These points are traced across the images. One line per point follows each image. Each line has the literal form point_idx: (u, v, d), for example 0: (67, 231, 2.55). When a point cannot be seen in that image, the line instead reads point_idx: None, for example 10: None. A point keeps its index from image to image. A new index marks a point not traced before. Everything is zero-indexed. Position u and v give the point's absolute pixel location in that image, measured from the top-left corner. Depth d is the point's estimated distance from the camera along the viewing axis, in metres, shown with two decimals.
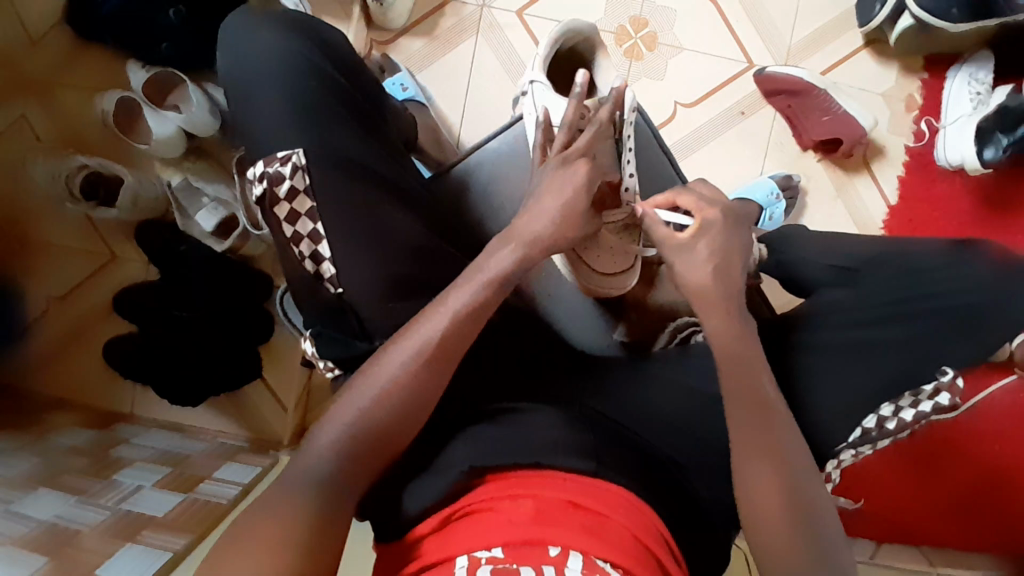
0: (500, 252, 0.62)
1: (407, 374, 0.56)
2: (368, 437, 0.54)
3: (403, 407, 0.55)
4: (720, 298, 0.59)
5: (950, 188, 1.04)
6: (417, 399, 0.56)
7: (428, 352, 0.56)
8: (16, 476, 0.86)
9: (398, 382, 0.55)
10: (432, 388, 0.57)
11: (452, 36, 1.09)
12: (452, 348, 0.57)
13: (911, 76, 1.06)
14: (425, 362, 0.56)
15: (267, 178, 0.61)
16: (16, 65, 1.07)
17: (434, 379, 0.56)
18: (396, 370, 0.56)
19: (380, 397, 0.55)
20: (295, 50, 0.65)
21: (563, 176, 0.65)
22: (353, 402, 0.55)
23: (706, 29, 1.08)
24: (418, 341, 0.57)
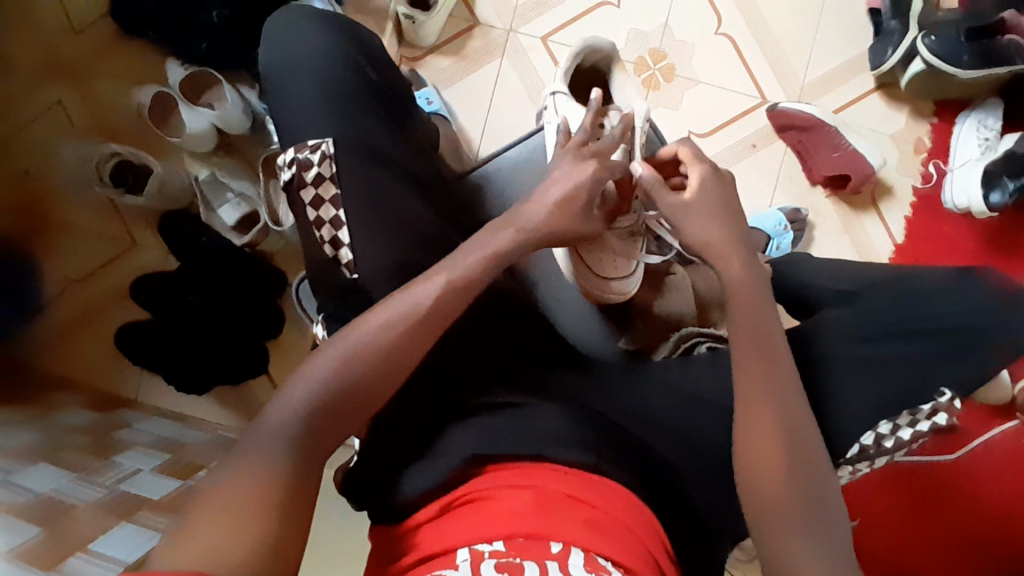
0: (497, 232, 0.64)
1: (387, 336, 0.56)
2: (342, 396, 0.54)
3: (382, 366, 0.56)
4: (757, 312, 0.63)
5: (956, 230, 1.06)
6: (397, 362, 0.56)
7: (414, 317, 0.57)
8: (18, 449, 0.86)
9: (380, 340, 0.56)
10: (413, 353, 0.57)
11: (479, 56, 1.13)
12: (439, 316, 0.58)
13: (921, 120, 1.09)
14: (410, 325, 0.57)
15: (297, 163, 0.63)
16: (60, 57, 1.13)
17: (415, 344, 0.57)
18: (379, 331, 0.56)
19: (361, 352, 0.56)
20: (332, 47, 0.68)
21: (579, 170, 0.68)
22: (331, 358, 0.55)
23: (722, 64, 1.12)
24: (406, 303, 0.58)
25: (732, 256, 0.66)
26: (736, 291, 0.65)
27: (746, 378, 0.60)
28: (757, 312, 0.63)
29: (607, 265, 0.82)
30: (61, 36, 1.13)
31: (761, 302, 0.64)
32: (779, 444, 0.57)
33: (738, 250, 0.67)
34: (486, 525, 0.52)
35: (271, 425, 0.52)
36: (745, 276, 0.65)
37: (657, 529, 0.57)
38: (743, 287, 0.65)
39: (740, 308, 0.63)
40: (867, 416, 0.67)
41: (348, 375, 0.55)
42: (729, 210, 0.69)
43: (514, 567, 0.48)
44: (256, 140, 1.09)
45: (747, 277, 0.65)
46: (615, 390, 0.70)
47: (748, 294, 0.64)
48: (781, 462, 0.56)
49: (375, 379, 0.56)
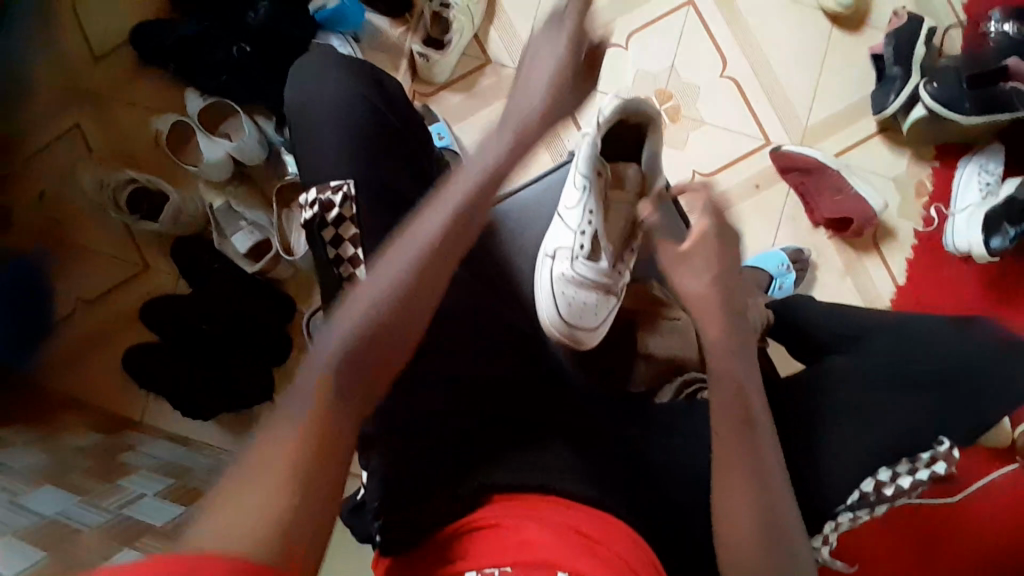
0: (494, 142, 0.58)
1: (422, 264, 0.52)
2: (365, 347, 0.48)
3: (417, 291, 0.52)
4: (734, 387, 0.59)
5: (958, 273, 1.08)
6: (423, 296, 0.52)
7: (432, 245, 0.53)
8: (27, 470, 0.88)
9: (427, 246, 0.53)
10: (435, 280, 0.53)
11: (489, 94, 1.16)
12: (453, 245, 0.54)
13: (922, 164, 1.11)
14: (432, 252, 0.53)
15: (319, 204, 0.66)
16: (79, 82, 1.15)
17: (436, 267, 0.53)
18: (406, 264, 0.52)
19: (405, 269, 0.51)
20: (354, 91, 0.71)
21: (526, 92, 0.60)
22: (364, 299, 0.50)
23: (728, 107, 1.15)
24: (445, 208, 0.54)
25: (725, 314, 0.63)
26: (724, 351, 0.61)
27: (725, 432, 0.57)
28: (743, 380, 0.60)
29: (583, 312, 0.78)
30: (81, 62, 1.15)
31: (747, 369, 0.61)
32: (760, 507, 0.54)
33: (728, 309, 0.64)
34: (501, 548, 0.54)
35: (298, 387, 0.46)
36: (733, 339, 0.62)
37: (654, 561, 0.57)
38: (730, 349, 0.62)
39: (733, 375, 0.60)
40: (867, 462, 0.68)
41: (387, 310, 0.50)
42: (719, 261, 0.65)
43: None
44: (271, 169, 1.12)
45: (732, 338, 0.62)
46: (616, 428, 0.71)
47: (734, 360, 0.61)
48: (774, 504, 0.54)
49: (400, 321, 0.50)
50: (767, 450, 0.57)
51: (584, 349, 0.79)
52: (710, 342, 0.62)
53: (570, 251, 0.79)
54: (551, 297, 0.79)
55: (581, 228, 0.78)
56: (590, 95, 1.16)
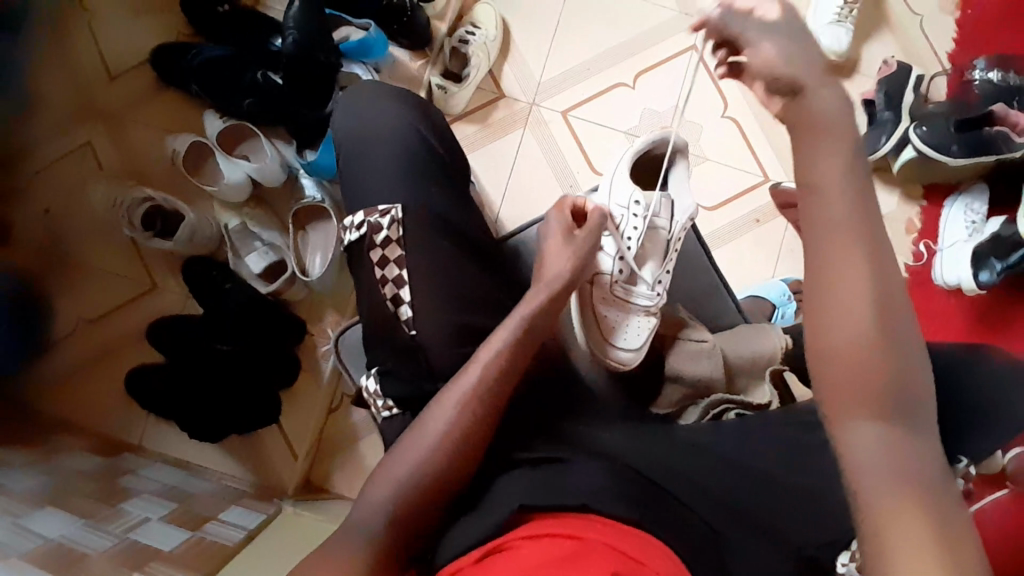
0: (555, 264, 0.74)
1: (455, 427, 0.61)
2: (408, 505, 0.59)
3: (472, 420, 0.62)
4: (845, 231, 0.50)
5: (948, 306, 1.14)
6: (464, 441, 0.61)
7: (470, 400, 0.62)
8: (27, 492, 0.84)
9: (483, 379, 0.63)
10: (471, 437, 0.62)
11: (503, 125, 1.21)
12: (493, 395, 0.63)
13: (911, 202, 1.18)
14: (468, 410, 0.62)
15: (368, 225, 0.68)
16: (96, 103, 1.16)
17: (472, 431, 0.62)
18: (448, 419, 0.62)
19: (460, 410, 0.62)
20: (400, 116, 0.73)
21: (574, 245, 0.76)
22: (415, 448, 0.61)
23: (730, 146, 1.21)
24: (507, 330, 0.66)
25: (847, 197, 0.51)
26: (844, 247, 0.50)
27: (836, 350, 0.49)
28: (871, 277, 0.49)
29: (621, 334, 0.84)
30: (100, 83, 1.16)
31: (879, 260, 0.49)
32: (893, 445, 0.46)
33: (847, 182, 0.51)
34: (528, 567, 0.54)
35: (384, 476, 0.61)
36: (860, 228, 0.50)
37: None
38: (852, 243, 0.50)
39: (851, 274, 0.49)
40: None
41: (456, 437, 0.61)
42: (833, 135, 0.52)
43: None
44: (288, 192, 1.13)
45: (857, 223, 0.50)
46: (642, 445, 0.73)
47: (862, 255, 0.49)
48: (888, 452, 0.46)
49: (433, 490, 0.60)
50: (890, 374, 0.48)
51: (625, 369, 0.83)
52: (821, 246, 0.50)
53: (610, 277, 0.86)
54: (596, 322, 0.85)
55: (619, 254, 0.85)
56: (600, 130, 1.21)
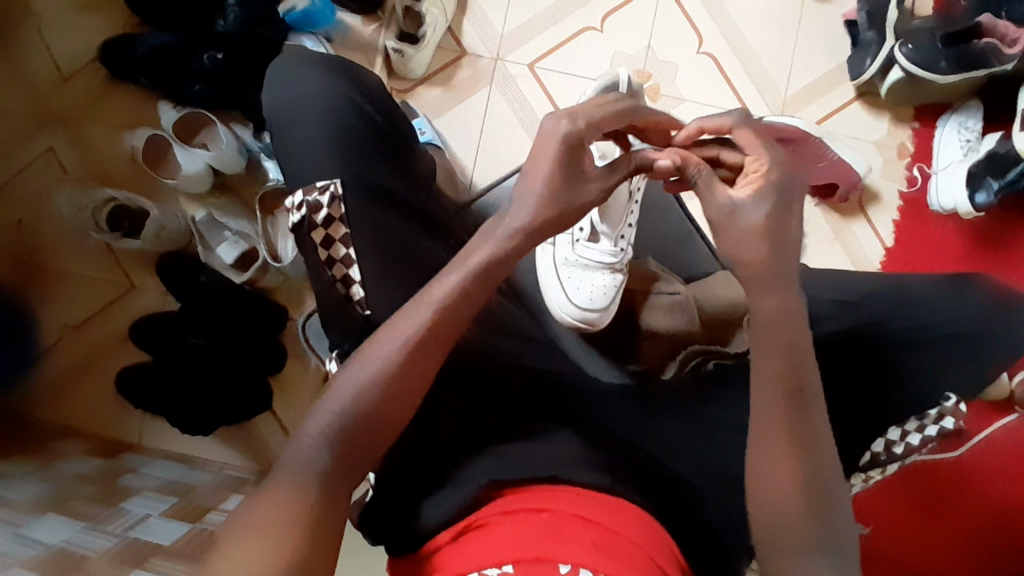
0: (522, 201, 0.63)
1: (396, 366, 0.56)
2: (355, 433, 0.54)
3: (415, 367, 0.56)
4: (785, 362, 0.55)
5: (943, 230, 1.09)
6: (405, 385, 0.56)
7: (418, 338, 0.57)
8: (27, 500, 0.85)
9: (405, 345, 0.56)
10: (424, 374, 0.57)
11: (468, 85, 1.16)
12: (447, 329, 0.58)
13: (902, 126, 1.12)
14: (411, 351, 0.56)
15: (307, 205, 0.65)
16: (50, 106, 1.13)
17: (420, 367, 0.57)
18: (389, 355, 0.56)
19: (396, 361, 0.56)
20: (334, 90, 0.70)
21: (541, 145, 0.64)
22: (352, 379, 0.55)
23: (708, 83, 1.15)
24: (465, 268, 0.60)
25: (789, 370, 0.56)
26: (771, 407, 0.54)
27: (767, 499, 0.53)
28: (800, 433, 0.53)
29: (585, 293, 0.82)
30: (52, 85, 1.13)
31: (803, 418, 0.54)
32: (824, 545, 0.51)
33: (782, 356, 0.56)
34: (502, 537, 0.55)
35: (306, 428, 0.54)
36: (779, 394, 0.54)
37: (663, 535, 0.59)
38: (773, 399, 0.54)
39: (777, 441, 0.53)
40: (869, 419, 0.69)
41: (389, 386, 0.55)
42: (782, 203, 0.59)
43: None
44: (252, 177, 1.10)
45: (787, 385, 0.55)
46: (621, 408, 0.72)
47: (786, 419, 0.54)
48: (815, 552, 0.51)
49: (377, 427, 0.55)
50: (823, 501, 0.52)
51: (593, 329, 0.83)
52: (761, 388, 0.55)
53: (570, 236, 0.84)
54: (558, 283, 0.83)
55: None
56: (568, 80, 1.16)
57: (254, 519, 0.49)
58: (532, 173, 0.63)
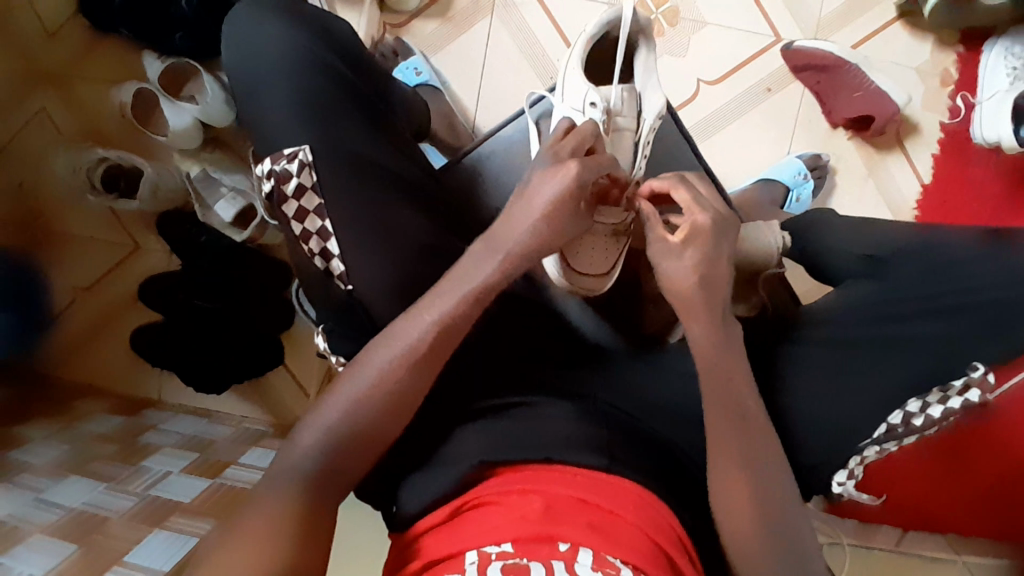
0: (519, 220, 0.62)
1: (402, 387, 0.57)
2: (353, 441, 0.56)
3: (415, 380, 0.58)
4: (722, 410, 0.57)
5: (986, 167, 0.99)
6: (406, 402, 0.58)
7: (417, 357, 0.58)
8: (52, 463, 0.88)
9: (405, 364, 0.57)
10: (420, 392, 0.58)
11: (466, 17, 1.07)
12: (440, 353, 0.59)
13: (946, 50, 1.00)
14: (414, 369, 0.58)
15: (275, 175, 0.61)
16: (35, 61, 1.08)
17: (420, 384, 0.58)
18: (388, 372, 0.57)
19: (394, 374, 0.57)
20: (303, 48, 0.64)
21: (558, 169, 0.63)
22: (354, 394, 0.57)
23: (732, 4, 1.03)
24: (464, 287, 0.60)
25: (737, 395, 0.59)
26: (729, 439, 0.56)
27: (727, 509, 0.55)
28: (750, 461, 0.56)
29: (589, 259, 0.75)
30: (34, 36, 1.08)
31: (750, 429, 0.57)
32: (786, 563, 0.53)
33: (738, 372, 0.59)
34: (497, 516, 0.54)
35: (313, 426, 0.56)
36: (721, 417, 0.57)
37: (663, 516, 0.56)
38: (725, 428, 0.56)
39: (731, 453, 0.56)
40: (893, 389, 0.63)
41: (387, 400, 0.57)
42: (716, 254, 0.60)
43: (520, 569, 0.48)
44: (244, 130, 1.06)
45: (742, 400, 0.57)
46: (625, 378, 0.70)
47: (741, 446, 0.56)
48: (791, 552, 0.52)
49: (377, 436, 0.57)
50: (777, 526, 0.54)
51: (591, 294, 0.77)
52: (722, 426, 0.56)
53: None
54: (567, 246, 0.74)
55: None
56: (576, 6, 1.05)
57: (251, 521, 0.51)
58: (534, 194, 0.63)
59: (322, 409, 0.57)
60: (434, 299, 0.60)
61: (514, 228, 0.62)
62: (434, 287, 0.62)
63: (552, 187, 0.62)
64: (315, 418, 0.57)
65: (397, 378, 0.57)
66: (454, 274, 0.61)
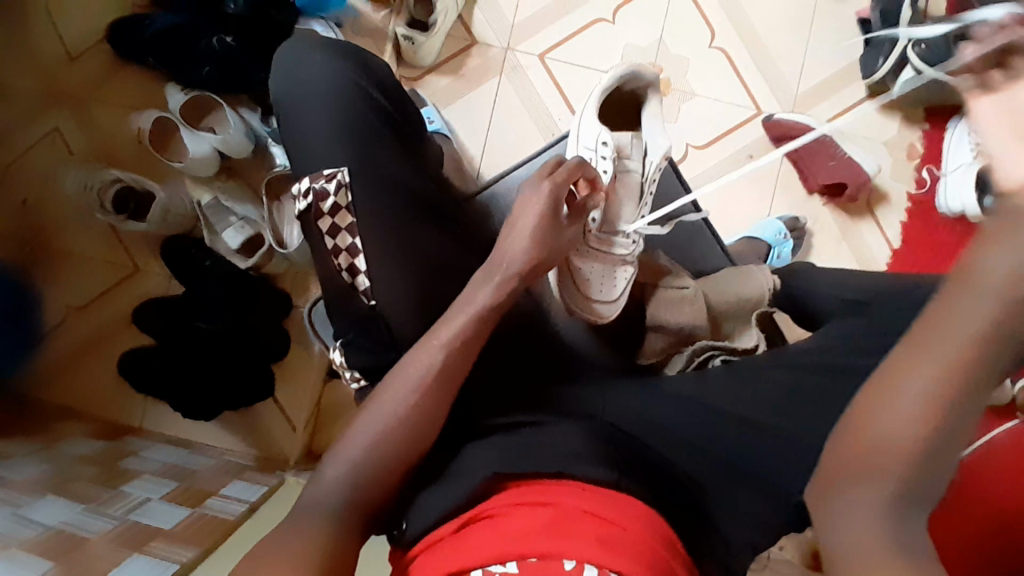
0: (515, 249, 0.67)
1: (415, 406, 0.59)
2: (374, 460, 0.58)
3: (434, 396, 0.60)
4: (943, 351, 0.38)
5: (952, 234, 1.08)
6: (426, 423, 0.60)
7: (428, 382, 0.60)
8: (27, 481, 0.85)
9: (417, 386, 0.60)
10: (438, 410, 0.60)
11: (477, 75, 1.15)
12: (453, 374, 0.61)
13: (912, 127, 1.11)
14: (427, 390, 0.60)
15: (313, 193, 0.66)
16: (58, 86, 1.12)
17: (436, 403, 0.60)
18: (404, 397, 0.60)
19: (410, 398, 0.60)
20: (345, 78, 0.70)
21: (534, 193, 0.69)
22: (374, 418, 0.59)
23: (720, 77, 1.14)
24: (471, 309, 0.63)
25: (923, 354, 0.39)
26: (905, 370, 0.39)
27: (875, 437, 0.39)
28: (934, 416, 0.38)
29: (591, 285, 0.81)
30: (59, 64, 1.12)
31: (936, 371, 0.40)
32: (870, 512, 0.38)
33: (971, 308, 0.38)
34: (503, 529, 0.53)
35: (339, 454, 0.59)
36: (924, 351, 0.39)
37: (669, 533, 0.57)
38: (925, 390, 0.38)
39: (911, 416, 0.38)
40: None
41: (404, 420, 0.59)
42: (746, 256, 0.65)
43: None
44: (259, 163, 1.10)
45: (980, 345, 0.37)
46: (631, 403, 0.72)
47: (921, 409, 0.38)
48: None
49: (397, 449, 0.59)
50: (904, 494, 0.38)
51: (600, 322, 0.81)
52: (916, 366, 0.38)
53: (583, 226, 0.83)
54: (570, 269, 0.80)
55: None
56: (580, 71, 1.15)
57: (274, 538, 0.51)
58: (518, 219, 0.69)
59: (343, 438, 0.59)
60: (443, 323, 0.63)
61: (506, 252, 0.67)
62: (443, 314, 0.65)
63: (534, 209, 0.68)
64: (335, 449, 0.59)
65: (408, 399, 0.59)
66: (458, 300, 0.64)
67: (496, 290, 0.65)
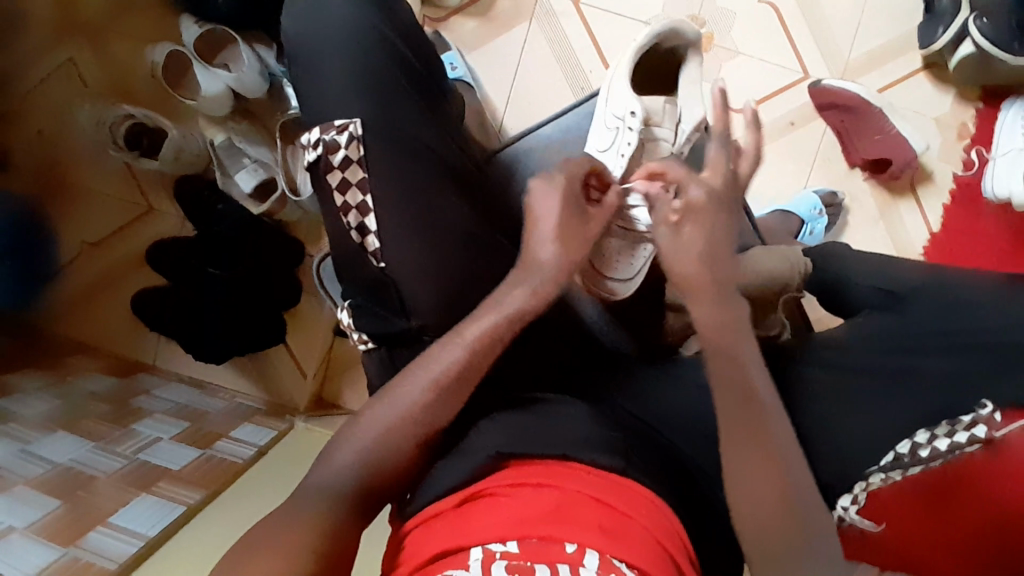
0: (544, 246, 0.64)
1: (431, 403, 0.58)
2: (378, 447, 0.56)
3: (451, 395, 0.58)
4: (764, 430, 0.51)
5: (993, 223, 1.01)
6: (438, 420, 0.58)
7: (446, 380, 0.58)
8: (39, 416, 0.86)
9: (433, 382, 0.58)
10: (453, 405, 0.58)
11: (507, 19, 1.08)
12: (473, 373, 0.59)
13: (966, 104, 1.03)
14: (444, 388, 0.58)
15: (324, 144, 0.62)
16: (70, 13, 1.08)
17: (452, 399, 0.58)
18: (417, 393, 0.58)
19: (425, 392, 0.58)
20: (362, 25, 0.66)
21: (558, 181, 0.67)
22: (385, 410, 0.57)
23: (767, 36, 1.06)
24: (502, 310, 0.61)
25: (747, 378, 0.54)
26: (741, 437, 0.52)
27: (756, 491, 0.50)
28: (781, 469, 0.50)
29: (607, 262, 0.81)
30: None
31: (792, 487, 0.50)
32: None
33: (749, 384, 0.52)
34: (504, 508, 0.52)
35: (345, 437, 0.57)
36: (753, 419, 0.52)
37: (679, 531, 0.55)
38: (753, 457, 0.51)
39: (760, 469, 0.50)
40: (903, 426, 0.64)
41: (415, 413, 0.57)
42: (714, 226, 0.58)
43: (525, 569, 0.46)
44: (274, 103, 1.06)
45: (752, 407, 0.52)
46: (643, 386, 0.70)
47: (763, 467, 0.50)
48: None
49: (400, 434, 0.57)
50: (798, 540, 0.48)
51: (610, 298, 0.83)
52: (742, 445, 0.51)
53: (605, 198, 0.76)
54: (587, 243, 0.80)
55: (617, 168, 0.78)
56: (616, 21, 1.07)
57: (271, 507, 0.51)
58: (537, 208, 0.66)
59: (352, 421, 0.58)
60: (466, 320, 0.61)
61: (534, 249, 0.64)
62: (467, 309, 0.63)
63: (552, 201, 0.66)
64: (342, 431, 0.58)
65: (423, 394, 0.58)
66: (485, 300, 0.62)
67: (524, 292, 0.62)
